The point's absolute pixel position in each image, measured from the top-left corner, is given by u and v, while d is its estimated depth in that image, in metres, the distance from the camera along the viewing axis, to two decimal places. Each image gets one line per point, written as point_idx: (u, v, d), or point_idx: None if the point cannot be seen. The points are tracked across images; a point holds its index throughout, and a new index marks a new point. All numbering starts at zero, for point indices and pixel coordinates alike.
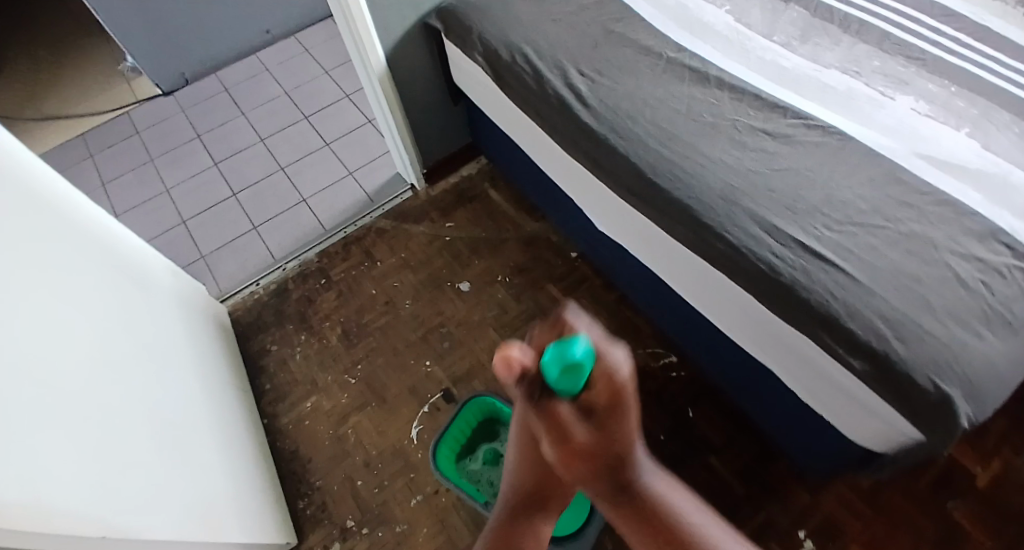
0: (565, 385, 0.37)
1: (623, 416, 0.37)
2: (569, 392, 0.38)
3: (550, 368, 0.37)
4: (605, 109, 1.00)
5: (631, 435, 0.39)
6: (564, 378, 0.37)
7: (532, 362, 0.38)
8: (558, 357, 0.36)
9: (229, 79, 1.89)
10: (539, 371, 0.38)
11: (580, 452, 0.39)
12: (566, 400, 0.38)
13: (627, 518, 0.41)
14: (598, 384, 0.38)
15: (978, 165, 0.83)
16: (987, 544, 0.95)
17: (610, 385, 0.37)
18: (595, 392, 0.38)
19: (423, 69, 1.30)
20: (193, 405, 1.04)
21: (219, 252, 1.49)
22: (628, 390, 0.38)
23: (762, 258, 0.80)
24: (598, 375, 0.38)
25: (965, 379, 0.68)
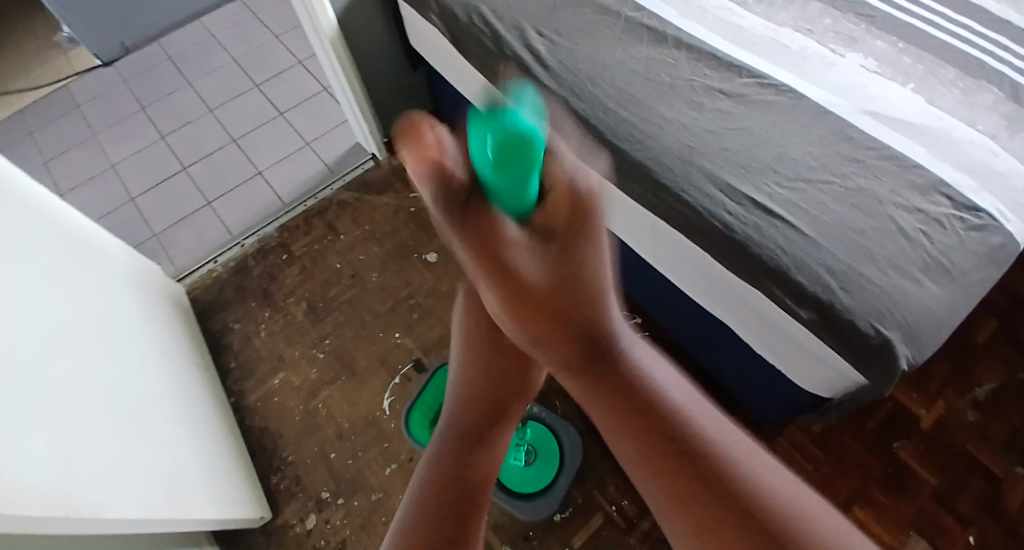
0: (512, 188, 0.26)
1: (593, 245, 0.27)
2: (512, 211, 0.27)
3: (485, 168, 0.27)
4: (564, 72, 1.00)
5: (605, 287, 0.29)
6: (491, 169, 0.26)
7: (439, 151, 0.26)
8: (499, 137, 0.27)
9: (173, 47, 1.80)
10: (455, 169, 0.27)
11: (530, 308, 0.29)
12: (508, 222, 0.27)
13: (628, 436, 0.29)
14: (562, 204, 0.27)
15: (921, 121, 0.87)
16: (931, 480, 1.02)
17: (568, 194, 0.27)
18: (552, 209, 0.27)
19: (378, 32, 1.25)
20: (155, 384, 1.01)
21: (174, 230, 1.43)
22: (599, 210, 0.27)
23: (719, 218, 0.82)
24: (554, 186, 0.27)
25: (903, 323, 0.73)
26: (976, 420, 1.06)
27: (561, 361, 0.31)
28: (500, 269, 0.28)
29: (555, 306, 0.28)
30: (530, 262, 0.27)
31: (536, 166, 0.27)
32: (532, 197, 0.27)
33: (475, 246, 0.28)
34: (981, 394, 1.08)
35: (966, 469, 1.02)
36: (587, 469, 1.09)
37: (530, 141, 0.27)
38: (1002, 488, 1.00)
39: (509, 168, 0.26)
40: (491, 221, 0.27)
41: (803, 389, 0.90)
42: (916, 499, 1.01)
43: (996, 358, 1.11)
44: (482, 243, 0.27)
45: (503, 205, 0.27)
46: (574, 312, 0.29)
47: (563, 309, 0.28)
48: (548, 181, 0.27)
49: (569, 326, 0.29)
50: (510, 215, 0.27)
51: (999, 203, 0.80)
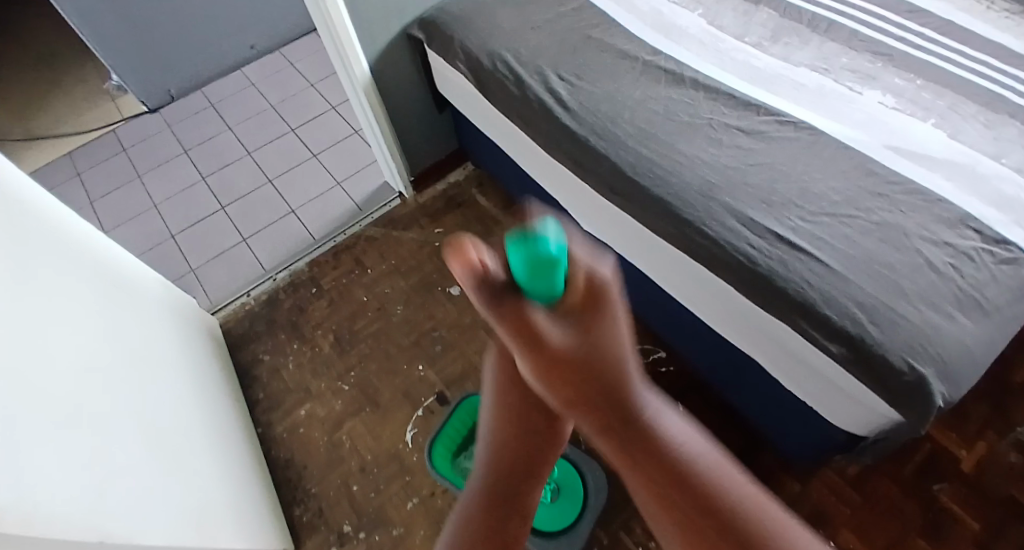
0: (542, 304, 0.24)
1: (631, 362, 0.24)
2: (543, 298, 0.24)
3: (517, 266, 0.24)
4: (584, 112, 1.03)
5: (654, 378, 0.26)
6: (525, 274, 0.23)
7: (479, 256, 0.24)
8: (526, 252, 0.24)
9: (215, 94, 1.91)
10: (491, 270, 0.24)
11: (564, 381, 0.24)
12: (537, 308, 0.24)
13: None
14: (578, 292, 0.23)
15: (947, 156, 0.87)
16: (975, 525, 0.98)
17: (588, 285, 0.23)
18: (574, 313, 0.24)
19: (407, 77, 1.32)
20: (189, 416, 1.05)
21: (209, 266, 1.49)
22: (620, 295, 0.23)
23: (741, 252, 0.83)
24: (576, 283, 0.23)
25: (939, 360, 0.72)
26: (1019, 462, 1.02)
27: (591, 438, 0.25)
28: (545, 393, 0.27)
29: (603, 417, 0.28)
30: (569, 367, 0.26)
31: (560, 268, 0.23)
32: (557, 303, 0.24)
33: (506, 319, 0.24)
34: (1023, 435, 1.04)
35: (1012, 516, 0.97)
36: (610, 508, 1.07)
37: (553, 253, 0.23)
38: None
39: (544, 287, 0.23)
40: (517, 354, 0.24)
41: (836, 428, 0.88)
42: (959, 546, 0.96)
43: None
44: (519, 373, 0.26)
45: (536, 318, 0.25)
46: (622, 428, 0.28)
47: (608, 426, 0.28)
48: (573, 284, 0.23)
49: (617, 446, 0.30)
50: (542, 303, 0.24)
51: None
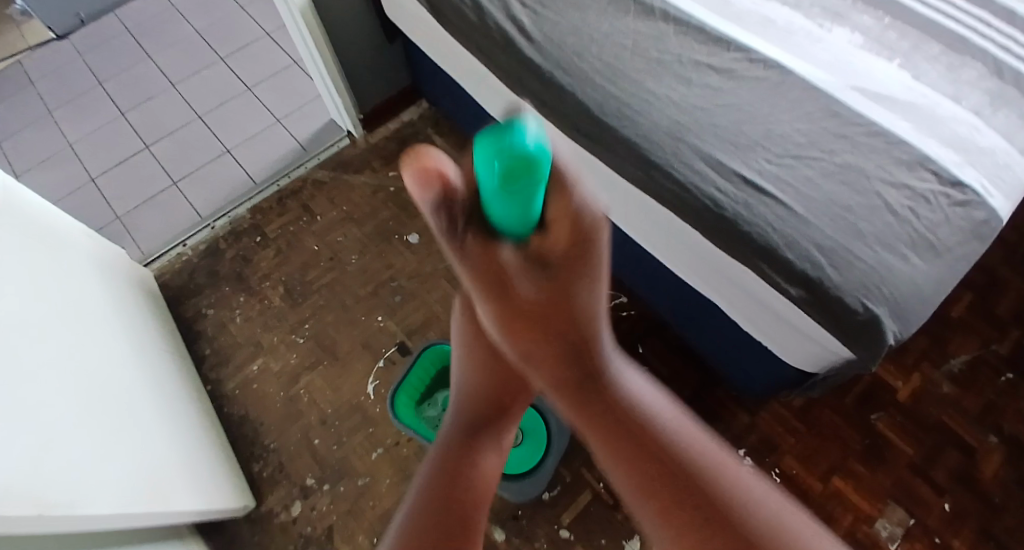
0: (515, 212, 0.25)
1: (587, 266, 0.29)
2: (516, 230, 0.27)
3: (486, 182, 0.24)
4: (549, 45, 0.97)
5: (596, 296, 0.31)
6: (495, 193, 0.24)
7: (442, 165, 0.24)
8: (496, 154, 0.23)
9: (130, 17, 1.69)
10: (458, 189, 0.25)
11: (523, 315, 0.32)
12: (508, 247, 0.28)
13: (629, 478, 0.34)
14: (561, 227, 0.26)
15: (908, 97, 0.87)
16: (909, 449, 1.06)
17: (572, 221, 0.26)
18: (556, 232, 0.26)
19: (352, 2, 1.19)
20: (127, 375, 0.96)
21: (138, 212, 1.36)
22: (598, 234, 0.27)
23: (707, 196, 0.82)
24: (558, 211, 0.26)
25: (890, 298, 0.75)
26: (950, 391, 1.10)
27: (553, 374, 0.36)
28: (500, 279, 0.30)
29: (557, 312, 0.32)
30: (529, 283, 0.30)
31: (540, 194, 0.24)
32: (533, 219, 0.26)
33: (478, 263, 0.29)
34: (956, 367, 1.12)
35: (947, 443, 1.06)
36: (571, 447, 1.09)
37: (532, 166, 0.23)
38: (977, 458, 1.04)
39: (512, 189, 0.23)
40: (492, 248, 0.28)
41: (786, 364, 0.92)
42: (893, 467, 1.05)
43: (969, 330, 1.15)
44: (483, 267, 0.29)
45: (504, 227, 0.27)
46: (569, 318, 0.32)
47: (558, 319, 0.32)
48: (551, 210, 0.26)
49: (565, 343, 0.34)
50: (514, 240, 0.27)
51: (983, 180, 0.81)
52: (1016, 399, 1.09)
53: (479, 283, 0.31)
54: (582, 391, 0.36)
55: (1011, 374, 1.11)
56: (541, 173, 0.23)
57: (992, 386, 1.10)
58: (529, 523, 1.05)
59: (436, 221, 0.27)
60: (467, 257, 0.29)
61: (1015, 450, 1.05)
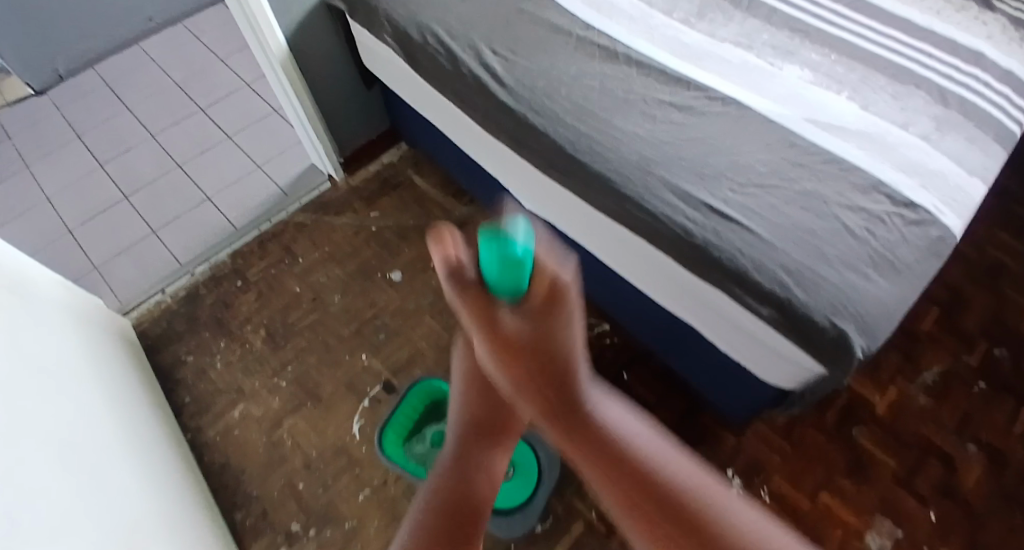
0: (509, 290, 0.29)
1: (569, 318, 0.28)
2: (509, 295, 0.29)
3: (489, 268, 0.29)
4: (520, 87, 1.01)
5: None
6: (496, 273, 0.28)
7: (454, 249, 0.31)
8: (499, 255, 0.29)
9: (110, 72, 1.72)
10: (467, 271, 0.31)
11: (516, 354, 0.29)
12: (503, 306, 0.29)
13: None
14: (540, 290, 0.28)
15: (860, 127, 0.93)
16: (890, 461, 1.08)
17: (550, 282, 0.28)
18: (536, 292, 0.28)
19: (329, 52, 1.23)
20: (102, 426, 0.93)
21: (115, 261, 1.35)
22: (574, 294, 0.28)
23: (678, 224, 0.85)
24: (539, 284, 0.28)
25: (857, 316, 0.77)
26: (928, 403, 1.13)
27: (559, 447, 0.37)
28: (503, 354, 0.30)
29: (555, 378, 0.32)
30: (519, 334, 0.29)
31: (526, 275, 0.28)
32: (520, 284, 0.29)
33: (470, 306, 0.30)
34: (929, 379, 1.15)
35: (927, 457, 1.08)
36: (563, 478, 1.09)
37: (521, 264, 0.28)
38: (956, 469, 1.07)
39: (509, 274, 0.28)
40: (488, 309, 0.30)
41: (768, 385, 0.94)
42: (875, 480, 1.07)
43: (939, 346, 1.19)
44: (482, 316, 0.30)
45: (499, 293, 0.29)
46: (575, 408, 0.29)
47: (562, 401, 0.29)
48: (535, 283, 0.28)
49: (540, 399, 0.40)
50: (507, 300, 0.29)
51: (936, 200, 0.86)
52: (991, 409, 1.12)
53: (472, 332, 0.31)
54: None
55: (983, 384, 1.14)
56: (526, 270, 0.28)
57: (967, 397, 1.14)
58: None
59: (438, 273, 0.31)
60: (464, 307, 0.31)
61: (992, 462, 1.07)
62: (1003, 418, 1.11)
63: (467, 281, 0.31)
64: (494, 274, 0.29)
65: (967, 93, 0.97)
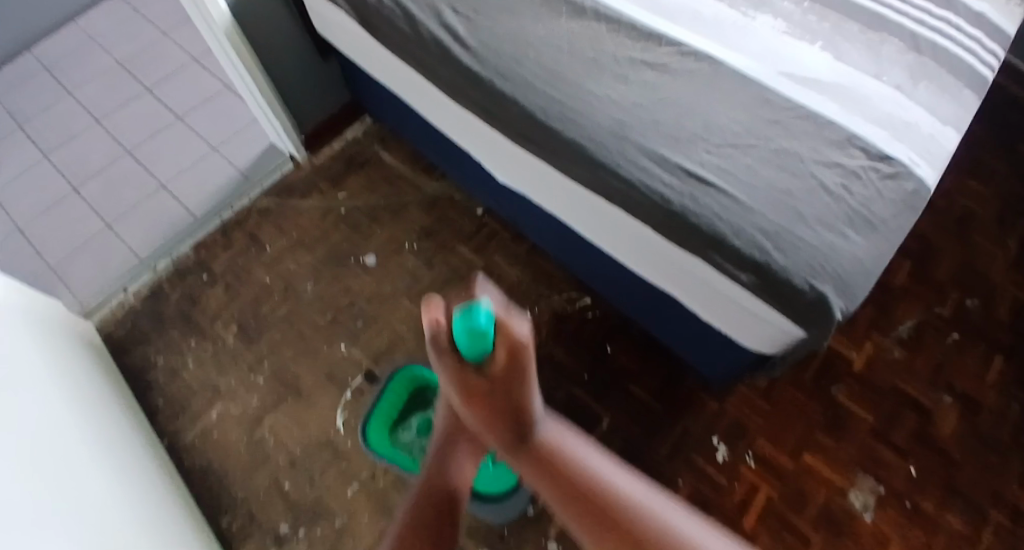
0: (473, 349, 0.40)
1: (524, 375, 0.39)
2: (471, 353, 0.40)
3: (460, 336, 0.40)
4: (487, 52, 0.95)
5: (532, 394, 0.41)
6: (466, 340, 0.39)
7: (438, 315, 0.42)
8: (465, 324, 0.39)
9: (46, 53, 1.60)
10: (441, 332, 0.41)
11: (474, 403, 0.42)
12: (470, 365, 0.41)
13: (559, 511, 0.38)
14: (501, 348, 0.39)
15: (834, 79, 0.90)
16: (865, 415, 1.10)
17: (508, 347, 0.38)
18: (499, 360, 0.39)
19: (279, 20, 1.15)
20: (66, 430, 0.88)
21: (70, 261, 1.28)
22: (527, 354, 0.38)
23: (654, 192, 0.82)
24: (501, 341, 0.38)
25: (836, 276, 0.77)
26: (901, 356, 1.14)
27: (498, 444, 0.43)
28: (469, 389, 0.41)
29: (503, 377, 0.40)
30: (478, 384, 0.41)
31: (488, 336, 0.39)
32: (486, 353, 0.40)
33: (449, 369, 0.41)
34: (903, 332, 1.17)
35: (908, 408, 1.10)
36: None
37: (485, 331, 0.39)
38: (933, 417, 1.09)
39: (475, 339, 0.39)
40: (460, 366, 0.41)
41: (746, 349, 0.93)
42: (855, 436, 1.08)
43: (915, 297, 1.20)
44: (459, 373, 0.41)
45: (466, 352, 0.40)
46: (511, 412, 0.40)
47: (500, 410, 0.40)
48: (499, 345, 0.39)
49: (510, 421, 0.40)
50: (473, 359, 0.41)
51: (911, 152, 0.85)
52: (963, 357, 1.14)
53: (449, 381, 0.42)
54: (521, 454, 0.40)
55: (957, 334, 1.16)
56: (487, 337, 0.39)
57: (940, 346, 1.15)
58: (516, 542, 1.03)
59: (427, 337, 0.42)
60: (445, 369, 0.42)
61: (967, 406, 1.10)
62: (974, 367, 1.13)
63: (449, 349, 0.41)
64: (468, 339, 0.40)
65: (940, 38, 0.94)
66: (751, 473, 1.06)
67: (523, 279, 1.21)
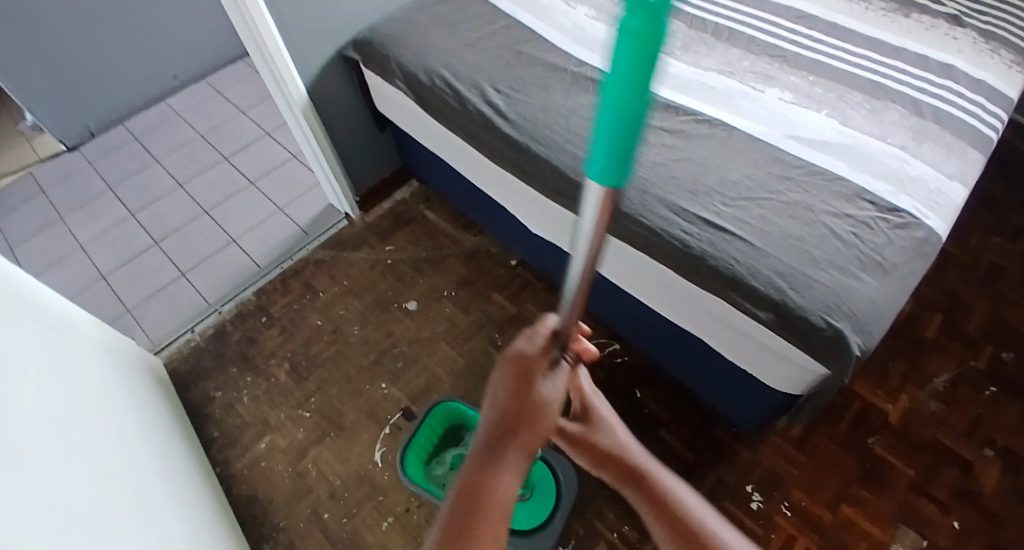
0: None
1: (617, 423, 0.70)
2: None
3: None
4: (522, 122, 1.07)
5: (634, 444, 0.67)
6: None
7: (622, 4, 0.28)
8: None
9: (139, 127, 1.83)
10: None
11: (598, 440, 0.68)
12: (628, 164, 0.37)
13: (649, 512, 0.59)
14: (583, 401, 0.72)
15: (841, 141, 0.98)
16: (903, 466, 1.09)
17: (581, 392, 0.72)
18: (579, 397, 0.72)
19: (345, 99, 1.32)
20: (137, 456, 0.96)
21: (147, 304, 1.42)
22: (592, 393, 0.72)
23: (675, 238, 0.90)
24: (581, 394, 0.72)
25: (851, 315, 0.80)
26: (937, 409, 1.14)
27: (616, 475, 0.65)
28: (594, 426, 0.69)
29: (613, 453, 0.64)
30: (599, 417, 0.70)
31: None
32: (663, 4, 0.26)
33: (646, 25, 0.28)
34: (939, 385, 1.17)
35: (945, 462, 1.09)
36: (582, 496, 1.10)
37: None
38: (976, 473, 1.07)
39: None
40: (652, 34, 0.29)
41: (772, 389, 0.96)
42: (892, 489, 1.07)
43: (945, 350, 1.20)
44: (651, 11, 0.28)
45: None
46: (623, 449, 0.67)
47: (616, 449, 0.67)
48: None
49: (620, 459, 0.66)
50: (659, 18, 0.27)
51: (918, 204, 0.90)
52: (1002, 409, 1.13)
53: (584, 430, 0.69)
54: (631, 479, 0.63)
55: (992, 387, 1.16)
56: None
57: (977, 400, 1.15)
58: None
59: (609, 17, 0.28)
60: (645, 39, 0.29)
61: (1011, 462, 1.08)
62: (1011, 420, 1.12)
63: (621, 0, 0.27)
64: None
65: (943, 104, 1.02)
66: (785, 522, 1.05)
67: None
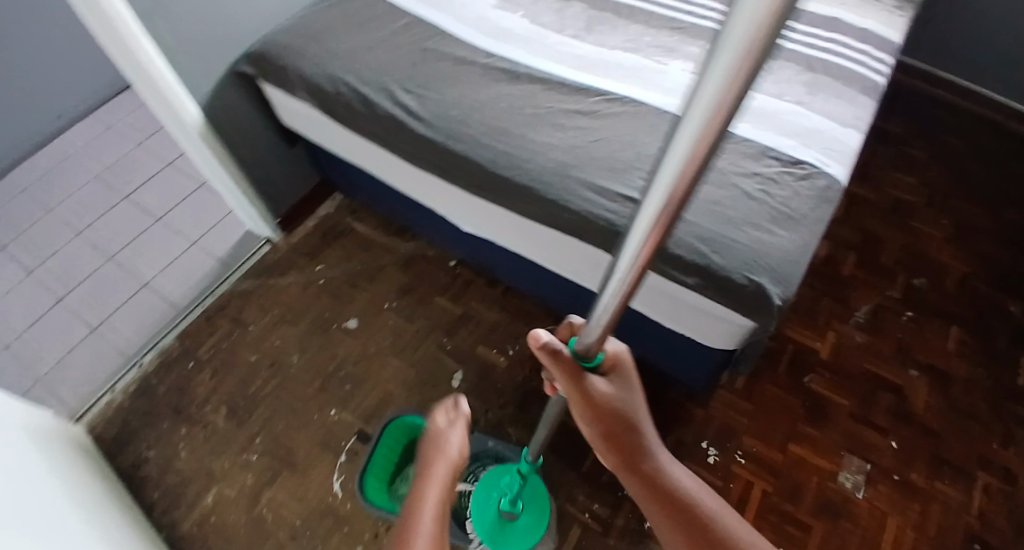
0: None
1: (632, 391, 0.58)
2: None
3: None
4: (437, 120, 1.04)
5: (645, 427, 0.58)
6: None
7: None
8: None
9: (24, 178, 1.67)
10: None
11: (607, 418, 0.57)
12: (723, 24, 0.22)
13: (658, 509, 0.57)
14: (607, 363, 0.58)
15: (742, 103, 1.02)
16: (843, 400, 1.15)
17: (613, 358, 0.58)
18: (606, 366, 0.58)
19: (246, 118, 1.24)
20: (71, 529, 0.87)
21: (57, 369, 1.29)
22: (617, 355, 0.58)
23: (600, 217, 0.91)
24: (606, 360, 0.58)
25: (769, 269, 0.83)
26: (865, 339, 1.21)
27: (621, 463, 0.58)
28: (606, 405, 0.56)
29: (616, 417, 0.56)
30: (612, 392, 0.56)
31: None
32: None
33: None
34: (863, 317, 1.24)
35: (882, 390, 1.15)
36: (553, 481, 1.09)
37: None
38: (908, 394, 1.15)
39: None
40: None
41: (712, 349, 0.98)
42: (838, 424, 1.12)
43: (868, 285, 1.28)
44: None
45: None
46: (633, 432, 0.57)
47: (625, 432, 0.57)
48: None
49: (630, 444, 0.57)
50: None
51: (818, 154, 0.95)
52: (923, 332, 1.21)
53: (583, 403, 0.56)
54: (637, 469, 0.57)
55: (910, 312, 1.24)
56: None
57: (899, 326, 1.22)
58: None
59: None
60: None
61: (935, 379, 1.16)
62: (932, 340, 1.20)
63: None
64: None
65: (832, 55, 1.08)
66: (745, 471, 1.08)
67: (501, 320, 1.27)
